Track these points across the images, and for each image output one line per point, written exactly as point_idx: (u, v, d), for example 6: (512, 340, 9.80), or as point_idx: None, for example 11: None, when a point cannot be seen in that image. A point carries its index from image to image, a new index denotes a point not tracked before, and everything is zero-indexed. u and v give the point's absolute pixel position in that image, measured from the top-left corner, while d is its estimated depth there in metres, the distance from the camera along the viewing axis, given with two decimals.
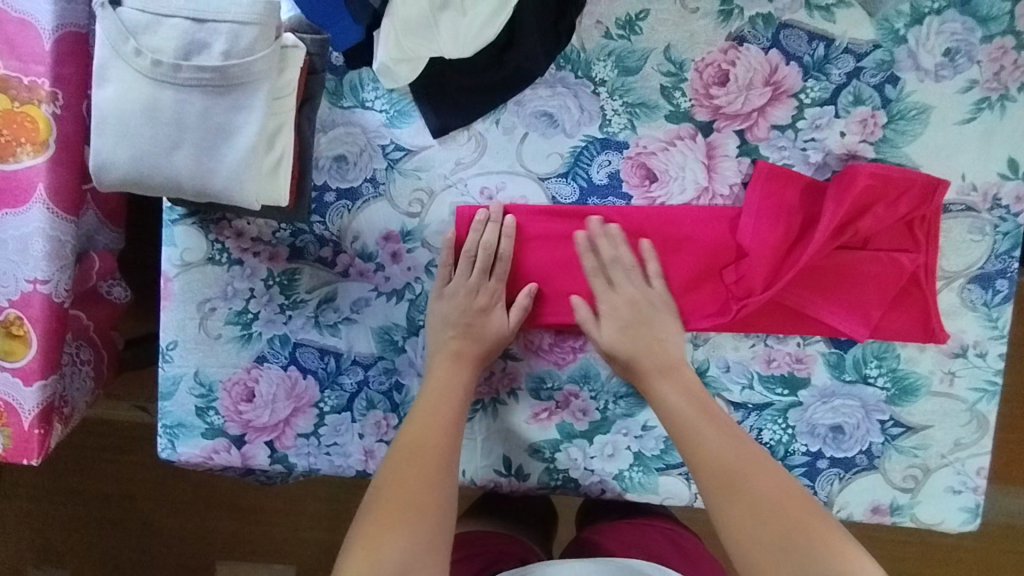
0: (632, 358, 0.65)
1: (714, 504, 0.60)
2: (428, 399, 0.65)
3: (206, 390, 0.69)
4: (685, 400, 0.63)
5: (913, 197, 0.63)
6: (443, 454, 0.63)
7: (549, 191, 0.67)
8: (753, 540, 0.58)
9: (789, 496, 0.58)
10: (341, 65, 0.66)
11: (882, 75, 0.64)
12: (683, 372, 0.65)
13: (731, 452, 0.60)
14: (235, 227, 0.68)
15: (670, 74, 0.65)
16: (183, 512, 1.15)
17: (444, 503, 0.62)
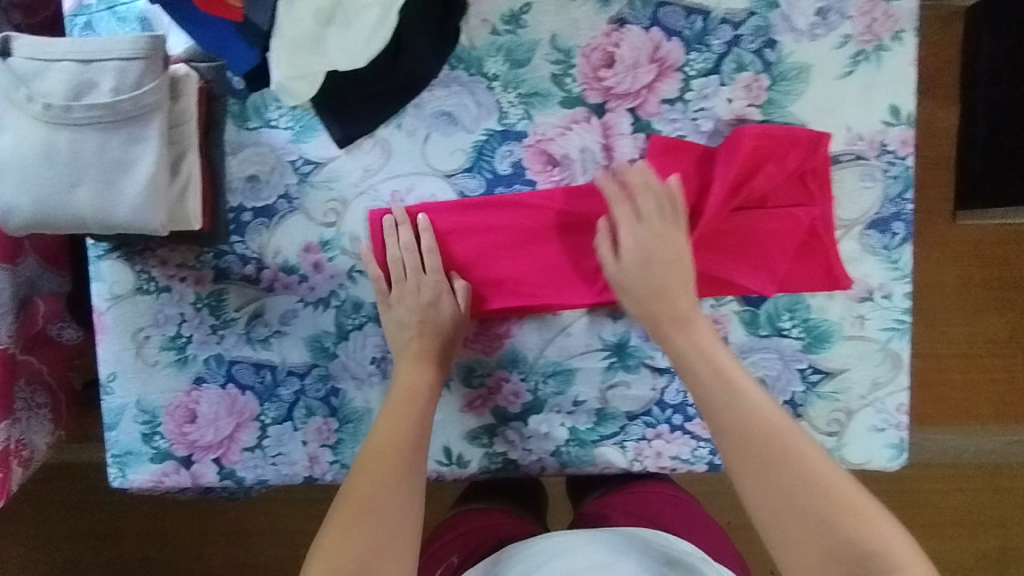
0: (642, 303, 0.66)
1: (738, 477, 0.59)
2: (394, 406, 0.66)
3: (149, 417, 0.72)
4: (709, 368, 0.62)
5: (799, 153, 0.66)
6: (406, 462, 0.64)
7: (457, 186, 0.69)
8: (783, 515, 0.56)
9: (818, 466, 0.56)
10: (242, 88, 0.68)
11: (760, 41, 0.66)
12: (704, 335, 0.64)
13: (759, 422, 0.59)
14: (158, 255, 0.70)
15: (559, 62, 0.67)
16: (178, 544, 1.16)
17: (407, 514, 0.63)
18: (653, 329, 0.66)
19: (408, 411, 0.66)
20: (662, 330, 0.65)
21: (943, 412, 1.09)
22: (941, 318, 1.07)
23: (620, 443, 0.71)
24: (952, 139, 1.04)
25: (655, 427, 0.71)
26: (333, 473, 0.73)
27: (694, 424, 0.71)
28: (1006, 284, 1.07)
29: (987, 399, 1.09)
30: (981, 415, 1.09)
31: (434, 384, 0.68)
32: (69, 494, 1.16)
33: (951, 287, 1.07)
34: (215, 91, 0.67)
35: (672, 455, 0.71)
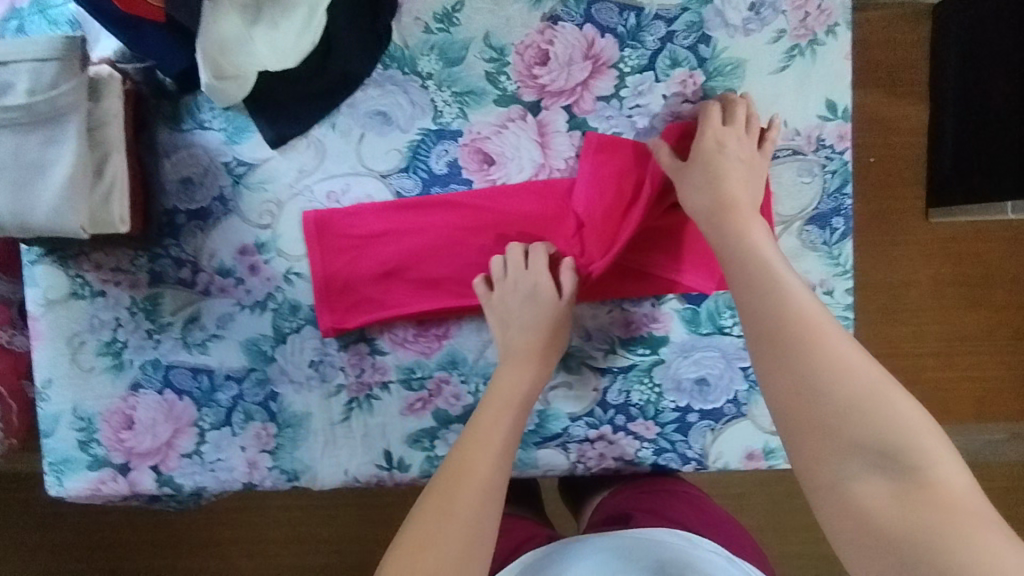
0: (712, 206, 0.62)
1: (763, 363, 0.52)
2: (488, 415, 0.63)
3: (85, 423, 0.71)
4: (754, 266, 0.56)
5: None
6: (490, 481, 0.59)
7: (393, 186, 0.68)
8: (798, 401, 0.49)
9: (849, 360, 0.49)
10: (174, 90, 0.67)
11: (694, 36, 0.66)
12: (751, 226, 0.60)
13: (789, 309, 0.53)
14: (93, 259, 0.69)
15: (492, 60, 0.67)
16: (152, 554, 1.15)
17: (477, 535, 0.56)
18: (718, 218, 0.61)
19: (494, 429, 0.62)
20: (717, 219, 0.61)
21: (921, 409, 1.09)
22: (913, 316, 1.07)
23: (563, 444, 0.70)
24: (922, 137, 1.03)
25: (599, 427, 0.70)
26: (273, 479, 0.72)
27: (637, 424, 0.70)
28: (976, 281, 1.07)
29: (959, 397, 1.09)
30: (954, 413, 1.09)
31: (530, 391, 0.65)
32: (35, 503, 1.15)
33: (925, 284, 1.06)
34: (144, 93, 0.67)
35: (616, 455, 0.70)
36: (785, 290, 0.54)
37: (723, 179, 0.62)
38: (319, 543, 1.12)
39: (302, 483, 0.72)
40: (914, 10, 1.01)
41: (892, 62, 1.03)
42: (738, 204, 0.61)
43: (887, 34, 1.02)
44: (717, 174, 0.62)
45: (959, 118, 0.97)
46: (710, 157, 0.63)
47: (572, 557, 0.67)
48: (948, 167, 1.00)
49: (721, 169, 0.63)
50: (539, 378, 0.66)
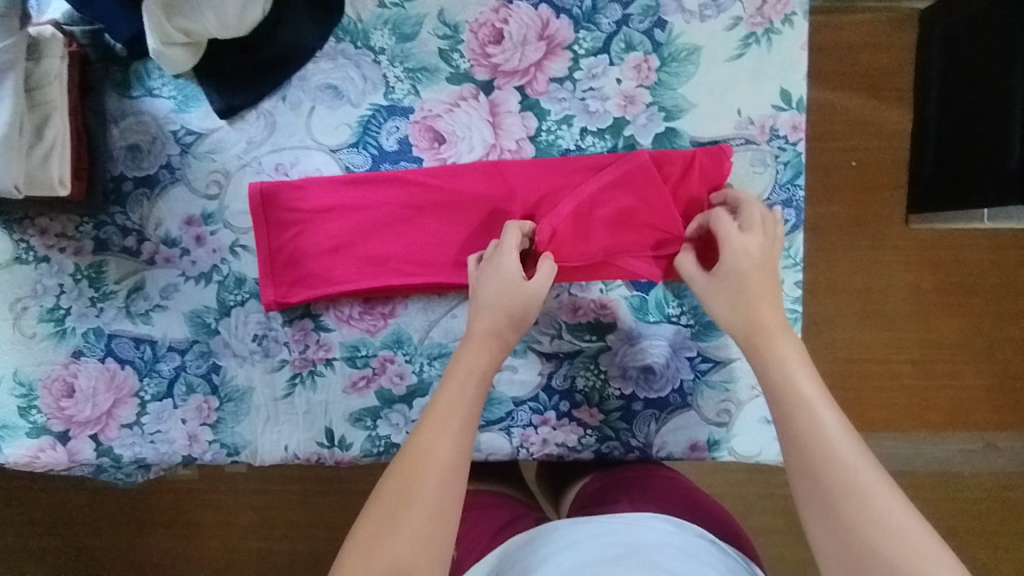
0: (748, 311, 0.58)
1: (800, 494, 0.50)
2: (448, 394, 0.58)
3: (26, 390, 0.69)
4: (784, 385, 0.54)
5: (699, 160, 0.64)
6: (451, 461, 0.54)
7: (342, 161, 0.68)
8: (833, 541, 0.47)
9: (881, 502, 0.46)
10: (125, 56, 0.68)
11: (650, 21, 0.66)
12: (784, 347, 0.56)
13: (820, 437, 0.50)
14: (38, 224, 0.69)
15: (446, 37, 0.67)
16: (110, 535, 1.12)
17: (436, 523, 0.51)
18: (751, 334, 0.58)
19: (455, 407, 0.57)
20: (753, 341, 0.58)
21: (896, 416, 1.05)
22: (891, 321, 1.04)
23: (506, 428, 0.69)
24: (903, 140, 1.02)
25: (543, 413, 0.69)
26: (212, 453, 0.70)
27: (582, 411, 0.69)
28: (956, 288, 1.04)
29: (933, 405, 1.05)
30: (930, 422, 1.05)
31: (495, 365, 0.61)
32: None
33: (902, 290, 1.04)
34: (92, 57, 0.68)
35: (560, 442, 0.69)
36: (814, 411, 0.52)
37: (753, 302, 0.58)
38: (282, 530, 1.09)
39: (242, 458, 0.70)
40: (902, 14, 1.01)
41: (877, 64, 1.02)
42: (767, 326, 0.58)
43: (871, 37, 1.01)
44: (742, 293, 0.59)
45: (941, 123, 0.96)
46: (738, 279, 0.59)
47: (553, 544, 0.57)
48: (929, 172, 0.99)
49: (746, 291, 0.59)
50: (500, 357, 0.61)
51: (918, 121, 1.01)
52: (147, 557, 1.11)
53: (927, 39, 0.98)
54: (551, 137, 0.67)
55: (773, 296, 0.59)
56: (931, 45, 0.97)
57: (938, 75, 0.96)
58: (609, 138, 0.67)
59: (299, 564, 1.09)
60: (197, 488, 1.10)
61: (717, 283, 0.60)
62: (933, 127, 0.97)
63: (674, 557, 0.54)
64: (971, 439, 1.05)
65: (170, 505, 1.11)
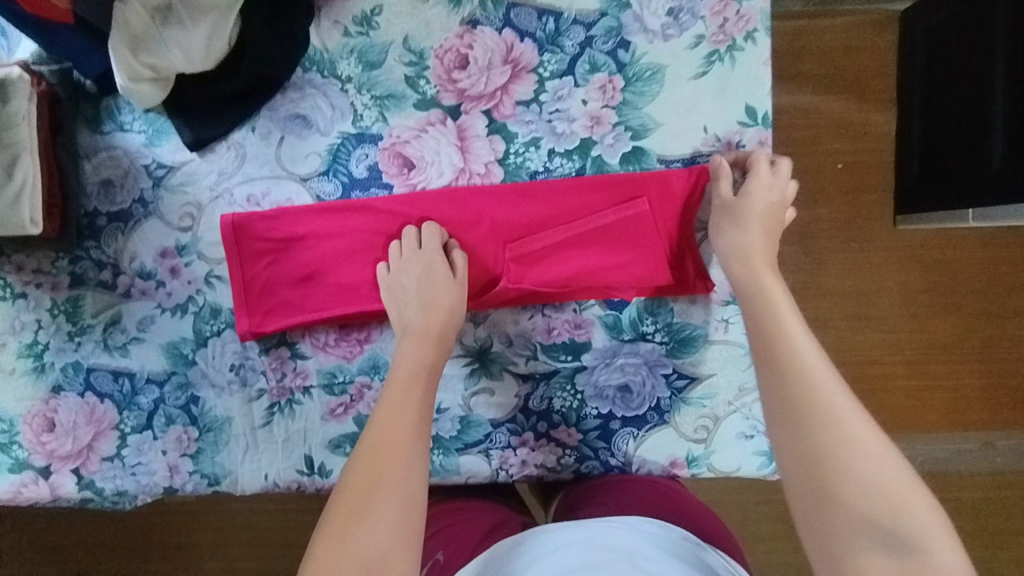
0: (749, 241, 0.61)
1: (774, 419, 0.51)
2: (391, 393, 0.59)
3: (8, 426, 0.70)
4: (761, 317, 0.57)
5: (671, 183, 0.65)
6: (411, 450, 0.55)
7: (312, 190, 0.68)
8: (798, 459, 0.49)
9: (849, 422, 0.48)
10: (94, 92, 0.68)
11: (613, 42, 0.66)
12: (766, 276, 0.59)
13: (793, 368, 0.51)
14: (15, 261, 0.69)
15: (412, 64, 0.67)
16: (105, 558, 1.12)
17: (404, 511, 0.51)
18: (742, 258, 0.61)
19: (411, 396, 0.59)
20: (741, 266, 0.60)
21: (890, 418, 1.05)
22: (881, 322, 1.04)
23: (486, 450, 0.69)
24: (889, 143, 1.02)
25: (521, 434, 0.69)
26: (194, 484, 0.70)
27: (559, 431, 0.69)
28: (948, 289, 1.03)
29: (928, 406, 1.04)
30: (924, 424, 1.05)
31: (434, 371, 0.62)
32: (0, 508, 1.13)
33: (891, 292, 1.04)
34: (60, 95, 0.68)
35: (539, 463, 0.69)
36: (792, 344, 0.53)
37: (760, 226, 0.62)
38: (277, 549, 1.08)
39: (224, 488, 0.70)
40: (879, 19, 1.01)
41: (859, 67, 1.02)
42: (754, 248, 0.61)
43: (851, 41, 1.01)
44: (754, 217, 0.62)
45: (923, 128, 0.96)
46: (753, 204, 0.62)
47: (540, 552, 0.56)
48: (915, 175, 0.98)
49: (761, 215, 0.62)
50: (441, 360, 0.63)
51: (902, 124, 1.01)
52: None
53: (910, 43, 0.98)
54: (519, 160, 0.67)
55: (770, 237, 0.63)
56: (914, 48, 0.97)
57: (920, 79, 0.96)
58: (577, 159, 0.67)
59: None
60: (191, 511, 1.10)
61: (733, 205, 0.63)
62: (917, 132, 0.97)
63: (660, 560, 0.54)
64: (969, 438, 1.05)
65: (172, 527, 1.11)
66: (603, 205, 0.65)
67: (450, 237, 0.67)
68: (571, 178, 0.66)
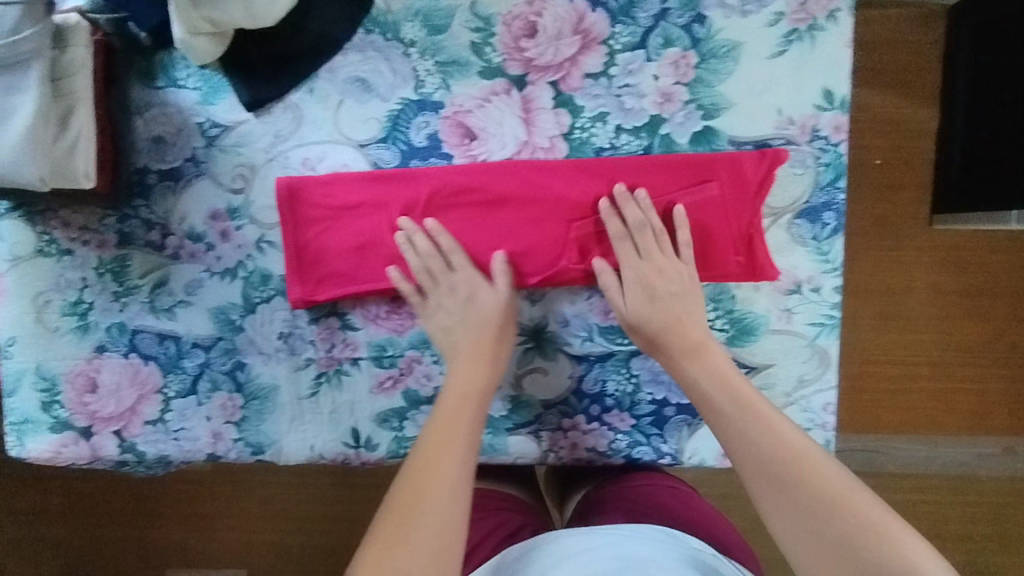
0: (660, 329, 0.63)
1: (765, 500, 0.55)
2: (445, 413, 0.61)
3: (49, 384, 0.69)
4: (722, 396, 0.59)
5: (747, 166, 0.63)
6: (457, 476, 0.58)
7: (370, 157, 0.66)
8: (804, 532, 0.52)
9: (839, 493, 0.52)
10: (148, 44, 0.66)
11: (689, 15, 0.64)
12: (711, 355, 0.62)
13: (776, 451, 0.55)
14: (61, 216, 0.68)
15: (478, 30, 0.65)
16: (122, 523, 1.12)
17: (446, 537, 0.55)
18: (655, 351, 0.64)
19: (456, 419, 0.61)
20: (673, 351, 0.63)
21: (915, 420, 1.03)
22: (910, 323, 1.01)
23: (536, 431, 0.68)
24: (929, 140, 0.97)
25: (572, 417, 0.68)
26: (237, 451, 0.69)
27: (612, 416, 0.68)
28: (983, 291, 1.00)
29: (953, 409, 1.02)
30: (948, 426, 1.03)
31: (485, 390, 0.63)
32: (18, 464, 1.13)
33: (923, 290, 1.00)
34: (116, 45, 0.65)
35: (589, 446, 0.68)
36: (769, 425, 0.57)
37: (675, 303, 0.64)
38: (295, 521, 1.08)
39: (267, 457, 0.69)
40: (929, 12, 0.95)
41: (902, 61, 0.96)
42: (684, 326, 0.63)
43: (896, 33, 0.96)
44: (659, 301, 0.63)
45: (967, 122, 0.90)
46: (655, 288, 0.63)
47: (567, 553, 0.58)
48: (954, 176, 0.93)
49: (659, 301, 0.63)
50: (492, 378, 0.64)
51: (947, 122, 0.95)
52: (159, 546, 1.12)
53: (957, 37, 0.93)
54: (585, 135, 0.65)
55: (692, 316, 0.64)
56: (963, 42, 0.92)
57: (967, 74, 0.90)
58: (645, 136, 0.65)
59: (313, 554, 1.09)
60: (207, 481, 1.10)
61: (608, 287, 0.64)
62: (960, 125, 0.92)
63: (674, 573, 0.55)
64: (993, 443, 1.03)
65: (186, 495, 1.10)
66: (672, 186, 0.64)
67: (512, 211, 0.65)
68: (638, 156, 0.64)
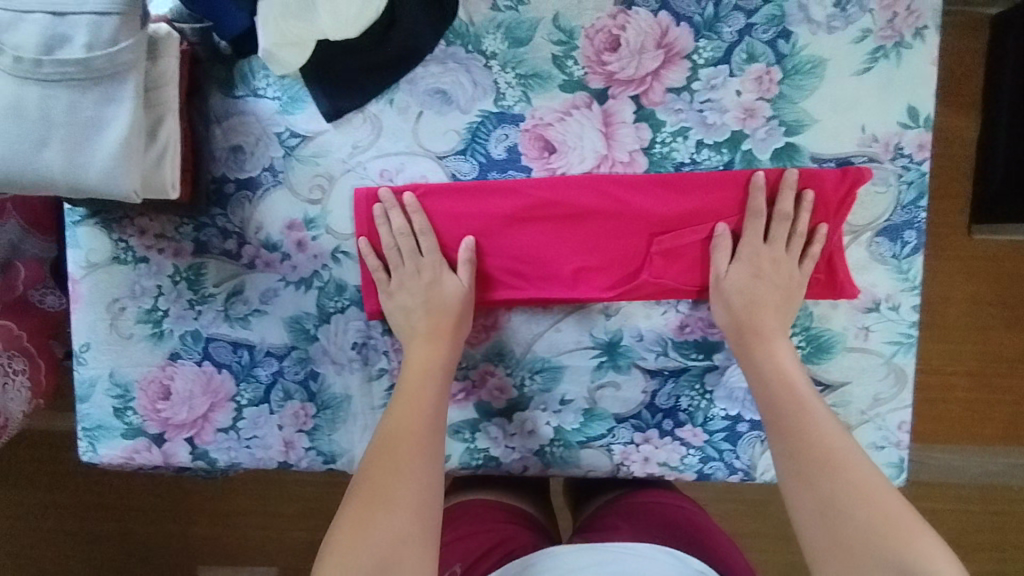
0: (744, 314, 0.64)
1: (792, 485, 0.57)
2: (407, 386, 0.62)
3: (122, 391, 0.69)
4: (778, 384, 0.61)
5: (827, 185, 0.64)
6: (425, 445, 0.60)
7: (448, 169, 0.66)
8: (821, 519, 0.54)
9: (871, 492, 0.53)
10: (228, 53, 0.66)
11: (774, 30, 0.63)
12: (775, 343, 0.63)
13: (821, 443, 0.57)
14: (137, 224, 0.68)
15: (561, 43, 0.64)
16: (161, 520, 1.12)
17: (424, 498, 0.57)
18: (736, 335, 0.64)
19: (421, 389, 0.62)
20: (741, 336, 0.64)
21: (975, 430, 1.01)
22: (953, 332, 0.98)
23: (607, 445, 0.68)
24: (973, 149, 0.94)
25: (645, 431, 0.68)
26: (309, 460, 0.69)
27: (685, 430, 0.67)
28: None
29: (987, 418, 1.00)
30: (982, 436, 1.01)
31: (447, 363, 0.64)
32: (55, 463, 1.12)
33: (959, 301, 0.98)
34: (200, 55, 0.66)
35: (661, 461, 0.68)
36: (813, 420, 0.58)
37: (770, 291, 0.64)
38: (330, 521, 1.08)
39: (339, 467, 0.69)
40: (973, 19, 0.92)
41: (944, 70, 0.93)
42: (770, 314, 0.64)
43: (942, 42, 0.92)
44: (759, 286, 0.64)
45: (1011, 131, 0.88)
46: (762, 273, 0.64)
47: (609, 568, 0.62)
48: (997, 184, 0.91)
49: (759, 288, 0.64)
50: (453, 353, 0.65)
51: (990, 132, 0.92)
52: (195, 544, 1.12)
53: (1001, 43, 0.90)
54: (665, 150, 0.65)
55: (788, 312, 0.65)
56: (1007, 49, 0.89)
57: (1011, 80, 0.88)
58: (726, 152, 0.65)
59: None
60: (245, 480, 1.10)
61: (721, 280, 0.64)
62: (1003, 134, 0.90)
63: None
64: None
65: (223, 493, 1.11)
66: (753, 204, 0.64)
67: (591, 226, 0.64)
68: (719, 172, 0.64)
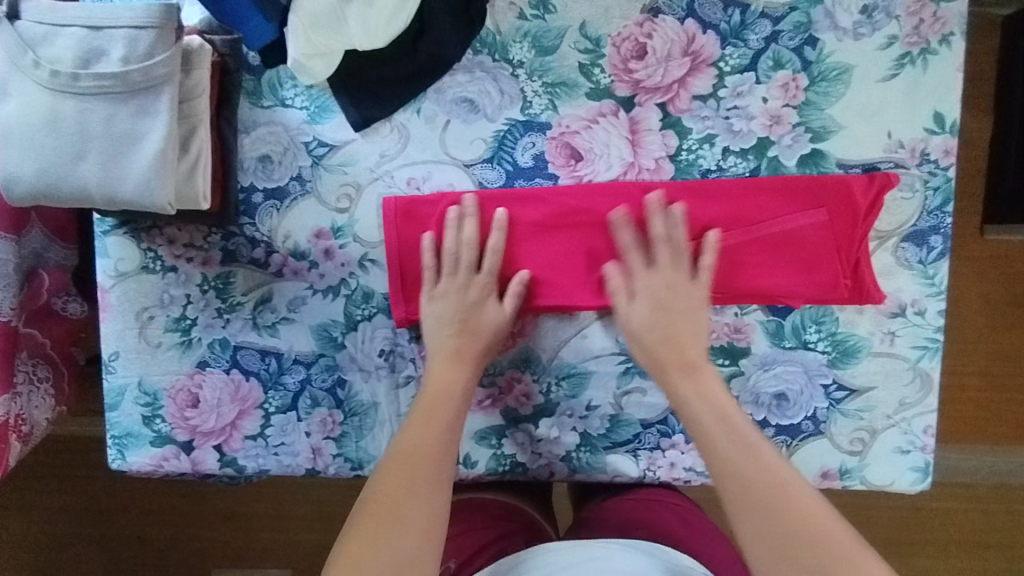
0: (656, 346, 0.63)
1: (738, 517, 0.55)
2: (425, 404, 0.62)
3: (151, 399, 0.69)
4: (711, 417, 0.59)
5: (858, 190, 0.63)
6: (437, 469, 0.60)
7: (475, 176, 0.66)
8: (776, 554, 0.52)
9: (826, 528, 0.51)
10: (257, 65, 0.66)
11: (800, 37, 0.64)
12: (687, 377, 0.62)
13: (765, 476, 0.54)
14: (165, 233, 0.68)
15: (587, 51, 0.65)
16: (178, 524, 1.13)
17: (432, 520, 0.57)
18: (653, 367, 0.63)
19: (437, 407, 0.62)
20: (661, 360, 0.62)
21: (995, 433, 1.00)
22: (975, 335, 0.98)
23: (633, 450, 0.68)
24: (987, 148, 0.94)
25: (671, 436, 0.68)
26: (336, 467, 0.70)
27: None
28: None
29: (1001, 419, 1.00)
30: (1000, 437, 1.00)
31: (468, 386, 0.64)
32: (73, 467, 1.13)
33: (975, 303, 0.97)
34: (230, 66, 0.67)
35: (687, 466, 0.68)
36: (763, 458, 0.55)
37: (675, 319, 0.64)
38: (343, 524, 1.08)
39: (366, 473, 0.70)
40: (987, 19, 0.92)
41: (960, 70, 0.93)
42: (688, 342, 0.63)
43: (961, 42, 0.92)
44: (675, 309, 0.63)
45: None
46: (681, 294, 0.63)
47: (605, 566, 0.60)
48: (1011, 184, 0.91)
49: (682, 307, 0.63)
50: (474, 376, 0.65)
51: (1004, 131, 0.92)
52: (210, 547, 1.13)
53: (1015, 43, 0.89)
54: (692, 156, 0.65)
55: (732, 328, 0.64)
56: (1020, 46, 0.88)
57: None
58: (752, 159, 0.65)
59: None
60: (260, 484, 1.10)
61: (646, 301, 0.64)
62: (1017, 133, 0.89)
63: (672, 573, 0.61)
64: None
65: (239, 497, 1.11)
66: (783, 210, 0.63)
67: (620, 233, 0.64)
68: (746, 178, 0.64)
